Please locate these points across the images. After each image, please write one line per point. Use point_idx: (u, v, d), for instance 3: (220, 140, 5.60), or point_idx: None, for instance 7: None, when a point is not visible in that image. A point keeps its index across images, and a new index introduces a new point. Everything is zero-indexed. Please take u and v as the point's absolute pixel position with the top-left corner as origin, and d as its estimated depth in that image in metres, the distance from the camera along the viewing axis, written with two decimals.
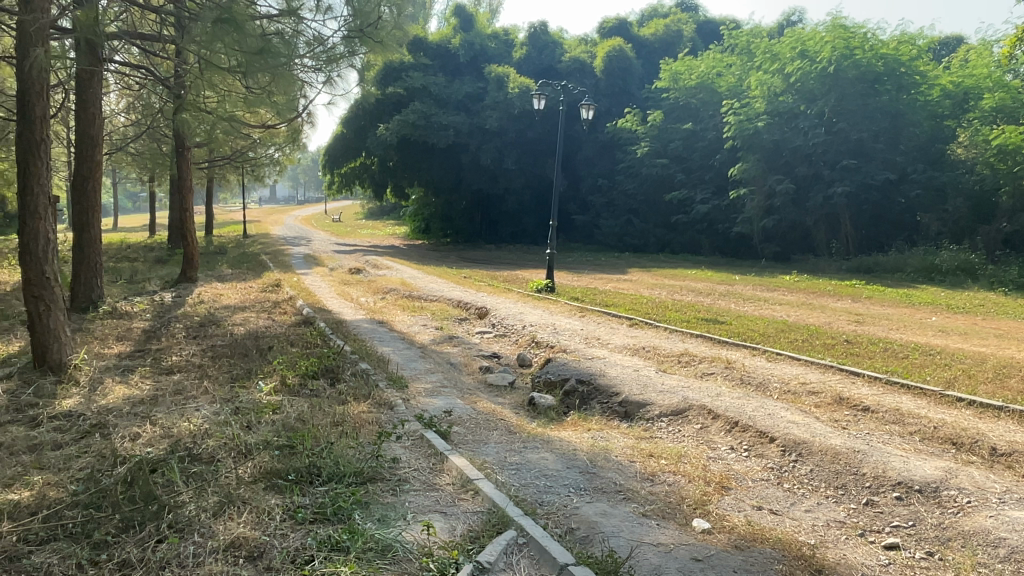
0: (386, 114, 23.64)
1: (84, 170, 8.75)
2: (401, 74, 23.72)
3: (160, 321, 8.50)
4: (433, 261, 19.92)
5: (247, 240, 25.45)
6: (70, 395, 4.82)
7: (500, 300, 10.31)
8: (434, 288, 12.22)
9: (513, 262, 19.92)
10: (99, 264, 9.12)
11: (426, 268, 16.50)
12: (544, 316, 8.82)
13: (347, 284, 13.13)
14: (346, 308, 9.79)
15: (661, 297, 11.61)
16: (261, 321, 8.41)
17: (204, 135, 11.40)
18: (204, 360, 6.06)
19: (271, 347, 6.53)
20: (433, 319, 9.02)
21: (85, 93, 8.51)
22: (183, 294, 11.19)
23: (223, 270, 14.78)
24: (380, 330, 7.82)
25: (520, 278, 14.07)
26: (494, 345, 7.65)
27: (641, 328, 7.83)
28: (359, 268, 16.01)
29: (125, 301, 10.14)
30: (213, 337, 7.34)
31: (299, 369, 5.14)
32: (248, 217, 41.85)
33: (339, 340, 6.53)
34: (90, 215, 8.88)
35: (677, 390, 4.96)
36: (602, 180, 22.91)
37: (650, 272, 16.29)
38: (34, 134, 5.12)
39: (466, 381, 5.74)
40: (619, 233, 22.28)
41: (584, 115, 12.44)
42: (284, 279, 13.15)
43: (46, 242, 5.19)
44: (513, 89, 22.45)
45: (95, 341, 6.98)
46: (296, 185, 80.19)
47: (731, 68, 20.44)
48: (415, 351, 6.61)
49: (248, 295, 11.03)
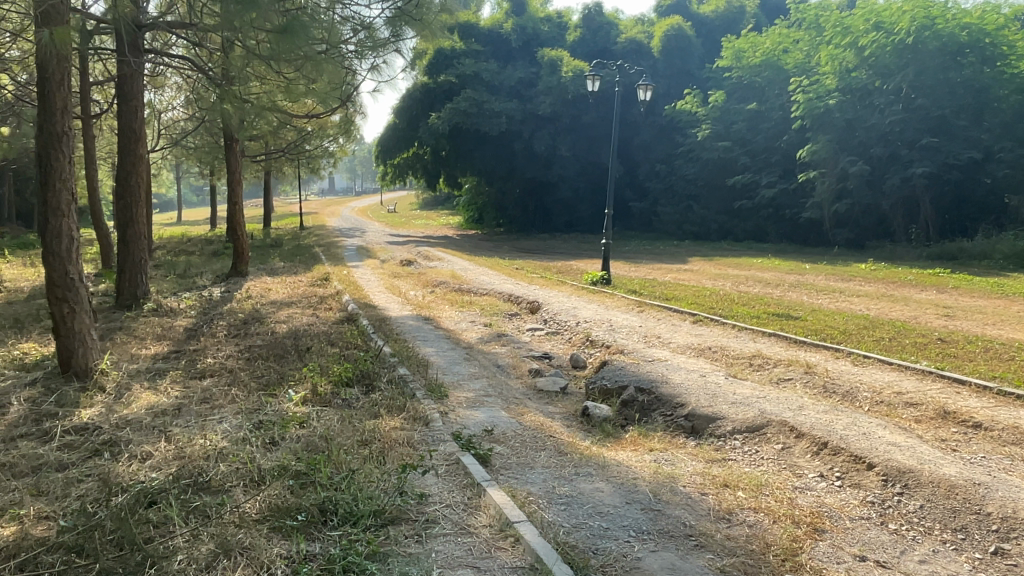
0: (438, 102, 23.30)
1: (127, 164, 8.60)
2: (453, 61, 23.32)
3: (203, 318, 8.29)
4: (486, 251, 19.53)
5: (303, 232, 25.51)
6: (93, 404, 4.54)
7: (554, 294, 9.80)
8: (486, 281, 11.78)
9: (569, 252, 19.33)
10: (144, 260, 8.96)
11: (478, 259, 16.09)
12: (600, 312, 8.27)
13: (397, 277, 12.79)
14: (393, 303, 9.41)
15: (725, 289, 10.90)
16: (304, 318, 8.10)
17: (250, 127, 11.20)
18: (238, 363, 5.73)
19: (309, 348, 6.17)
20: (481, 315, 8.57)
21: (126, 85, 8.33)
22: (232, 289, 11.04)
23: (275, 264, 14.65)
24: (425, 327, 7.40)
25: (575, 269, 13.51)
26: (546, 343, 7.15)
27: (706, 325, 7.21)
28: (411, 260, 15.68)
29: (174, 297, 10.03)
30: (254, 336, 7.04)
31: (332, 376, 4.73)
32: (306, 209, 42.22)
33: (379, 340, 6.11)
34: (134, 210, 8.74)
35: (752, 402, 4.37)
36: (661, 165, 22.07)
37: (713, 261, 15.50)
38: (55, 126, 4.85)
39: (514, 387, 5.25)
40: (678, 221, 21.46)
41: (641, 96, 11.77)
42: (333, 272, 12.90)
43: (69, 240, 4.92)
44: (567, 73, 21.78)
45: (133, 341, 6.75)
46: (354, 177, 80.86)
47: (798, 43, 19.46)
48: (460, 351, 6.15)
49: (296, 289, 10.79)
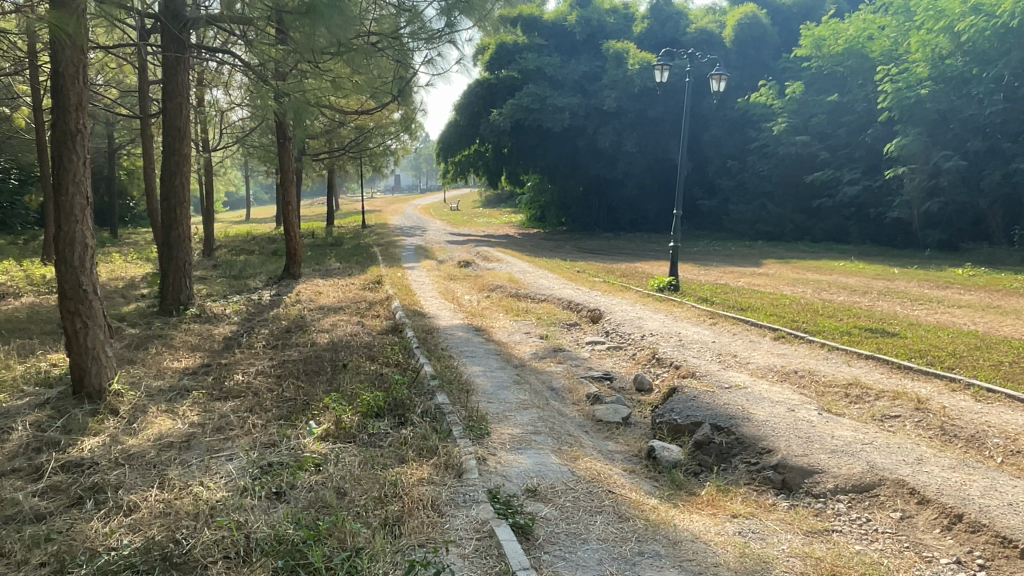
0: (499, 98, 22.82)
1: (171, 164, 8.29)
2: (515, 56, 22.84)
3: (244, 326, 7.90)
4: (548, 251, 18.89)
5: (365, 231, 25.38)
6: (100, 432, 4.10)
7: (616, 302, 9.08)
8: (545, 285, 11.14)
9: (632, 252, 18.53)
10: (188, 264, 8.66)
11: (538, 261, 15.43)
12: (668, 324, 7.50)
13: (452, 280, 12.26)
14: (444, 310, 8.84)
15: (806, 297, 9.96)
16: (349, 326, 7.61)
17: (301, 124, 10.85)
18: (267, 382, 5.24)
19: (345, 365, 5.65)
20: (537, 325, 7.92)
21: (171, 81, 8.08)
22: (283, 292, 10.71)
23: (330, 264, 14.34)
24: (474, 339, 6.79)
25: (639, 273, 12.71)
26: (607, 360, 6.44)
27: (790, 343, 6.41)
28: (468, 261, 15.15)
29: (221, 301, 9.73)
30: (293, 348, 6.59)
31: (361, 405, 4.17)
32: (369, 207, 42.26)
33: (421, 358, 5.53)
34: (178, 212, 8.45)
35: (856, 451, 3.60)
36: (732, 161, 20.96)
37: (791, 264, 14.43)
38: (68, 125, 4.46)
39: (569, 418, 4.59)
40: (751, 220, 20.34)
41: (714, 87, 10.86)
42: (386, 274, 12.46)
43: (82, 248, 4.51)
44: (633, 66, 20.94)
45: (166, 353, 6.38)
46: (419, 176, 81.10)
47: (884, 29, 17.98)
48: (509, 371, 5.52)
49: (346, 293, 10.37)
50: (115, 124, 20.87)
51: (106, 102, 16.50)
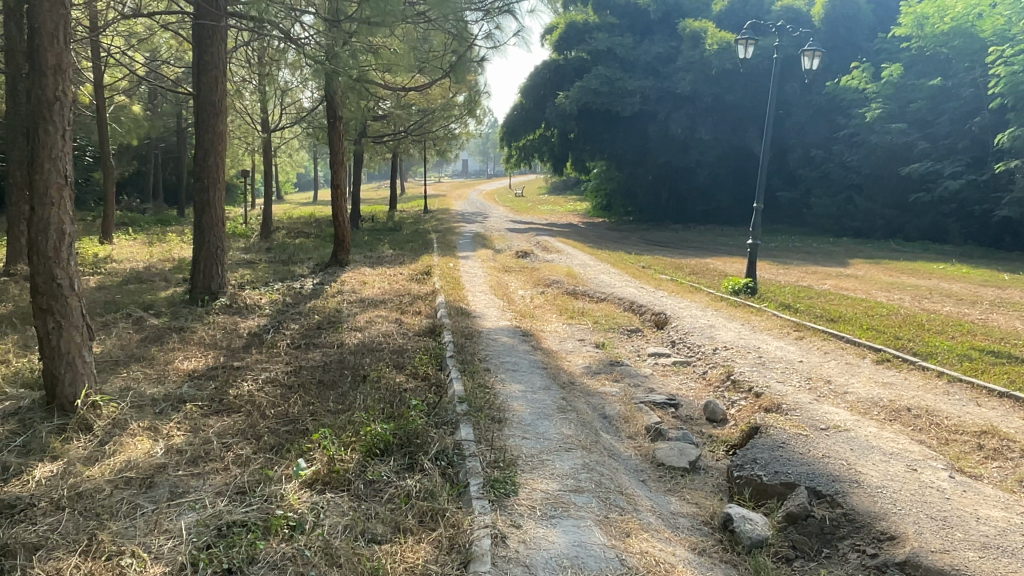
0: (567, 81, 22.20)
1: (205, 142, 7.74)
2: (585, 35, 22.11)
3: (272, 319, 7.28)
4: (613, 243, 17.94)
5: (427, 216, 24.81)
6: (60, 456, 3.45)
7: (684, 305, 8.10)
8: (606, 282, 10.23)
9: (705, 246, 17.40)
10: (221, 250, 8.08)
11: (601, 253, 14.48)
12: (746, 336, 6.50)
13: (506, 273, 11.47)
14: (492, 309, 8.02)
15: (906, 306, 8.76)
16: (384, 325, 6.88)
17: (350, 104, 10.16)
18: (273, 395, 4.52)
19: (365, 376, 4.90)
20: (593, 330, 7.03)
21: (205, 53, 7.56)
22: (327, 280, 10.10)
23: (383, 251, 13.77)
24: (519, 347, 5.97)
25: (711, 271, 11.64)
26: (672, 378, 5.52)
27: (897, 368, 5.39)
28: (526, 252, 14.33)
29: (259, 288, 9.18)
30: (317, 349, 5.89)
31: (363, 440, 3.40)
32: (433, 192, 41.66)
33: (452, 372, 4.73)
34: (211, 194, 7.87)
35: (1017, 550, 2.62)
36: (817, 150, 19.44)
37: (883, 265, 13.08)
38: (45, 92, 3.80)
39: (622, 461, 3.71)
40: (835, 215, 18.84)
41: (806, 64, 9.59)
42: (437, 264, 11.74)
43: (58, 236, 3.85)
44: (711, 46, 19.49)
45: (179, 351, 5.76)
46: (485, 161, 80.50)
47: (997, 6, 16.11)
48: (554, 392, 4.67)
49: (392, 284, 9.70)
50: (181, 103, 20.83)
51: (168, 80, 16.33)
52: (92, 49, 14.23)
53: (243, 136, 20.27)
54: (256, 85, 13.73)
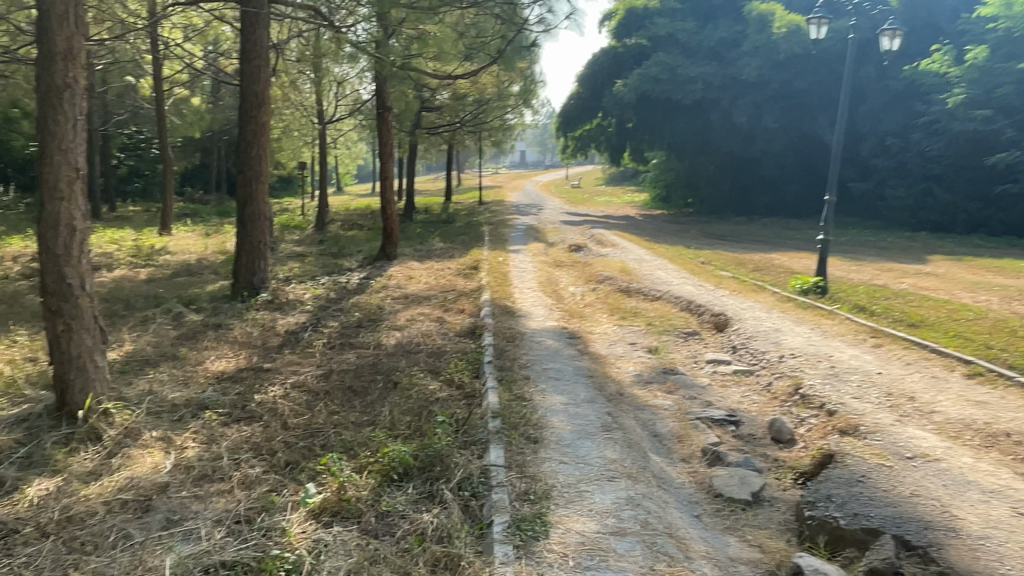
0: (626, 68, 21.72)
1: (248, 134, 7.53)
2: (645, 21, 21.50)
3: (312, 315, 7.03)
4: (672, 236, 17.29)
5: (482, 208, 24.53)
6: (60, 471, 3.21)
7: (747, 305, 7.55)
8: (663, 279, 9.70)
9: (769, 240, 16.57)
10: (265, 244, 7.84)
11: (659, 247, 13.91)
12: (816, 342, 5.94)
13: (558, 268, 11.04)
14: (541, 307, 7.61)
15: (994, 309, 7.99)
16: (425, 324, 6.55)
17: (400, 93, 9.88)
18: (297, 402, 4.23)
19: (397, 383, 4.57)
20: (647, 332, 6.55)
21: (248, 42, 7.33)
22: (373, 274, 9.87)
23: (433, 244, 13.50)
24: (565, 352, 5.55)
25: (777, 268, 10.97)
26: (733, 389, 5.02)
27: (992, 385, 4.77)
28: (580, 245, 13.86)
29: (305, 283, 8.99)
30: (353, 351, 5.61)
31: (379, 463, 3.05)
32: (489, 184, 41.52)
33: (489, 381, 4.38)
34: (254, 187, 7.64)
35: None
36: (891, 139, 18.30)
37: (965, 262, 12.13)
38: (55, 78, 3.56)
39: (673, 489, 3.27)
40: (911, 208, 17.71)
41: (886, 45, 8.69)
42: (487, 258, 11.39)
43: (68, 233, 3.62)
44: (779, 30, 18.76)
45: (211, 351, 5.56)
46: (544, 151, 79.93)
47: None
48: (601, 405, 4.24)
49: (438, 279, 9.39)
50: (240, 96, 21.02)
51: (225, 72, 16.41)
52: (152, 42, 14.39)
53: (300, 127, 20.34)
54: (310, 77, 13.65)
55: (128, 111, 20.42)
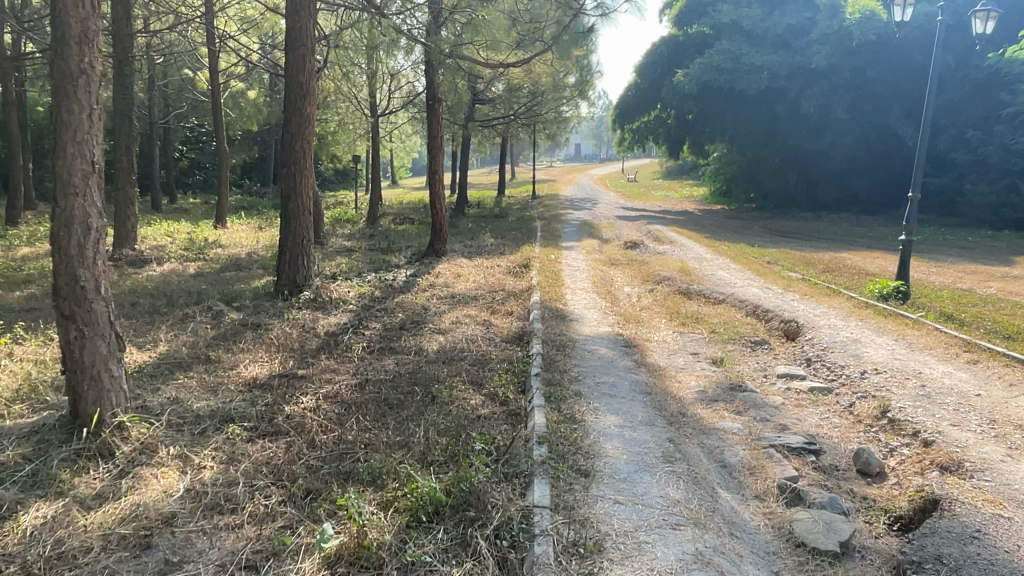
0: (687, 58, 21.18)
1: (292, 125, 7.23)
2: (708, 9, 20.82)
3: (355, 315, 6.72)
4: (732, 233, 16.55)
5: (536, 202, 24.13)
6: (61, 495, 2.92)
7: (819, 312, 6.97)
8: (725, 280, 9.14)
9: (837, 238, 15.68)
10: (308, 240, 7.53)
11: (720, 245, 13.27)
12: (901, 356, 5.35)
13: (613, 267, 10.56)
14: (594, 310, 7.17)
15: None
16: (471, 327, 6.18)
17: (450, 84, 9.50)
18: (327, 416, 3.88)
19: (436, 396, 4.20)
20: (710, 341, 6.05)
21: (292, 31, 7.06)
22: (422, 271, 9.57)
23: (484, 239, 13.15)
24: (622, 363, 5.09)
25: (848, 269, 10.25)
26: (811, 410, 4.49)
27: None
28: (636, 242, 13.32)
29: (351, 279, 8.72)
30: (393, 356, 5.26)
31: (406, 500, 2.66)
32: (544, 177, 41.10)
33: (536, 399, 3.98)
34: (298, 181, 7.33)
35: None
36: (973, 131, 17.06)
37: None
38: (69, 63, 3.29)
39: (748, 537, 2.80)
40: (995, 204, 16.33)
41: (977, 29, 7.51)
42: (538, 255, 10.99)
43: (84, 231, 3.35)
44: (853, 16, 17.77)
45: (246, 353, 5.29)
46: (600, 144, 78.91)
47: None
48: (662, 429, 3.77)
49: (488, 277, 9.03)
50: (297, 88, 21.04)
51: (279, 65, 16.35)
52: (209, 35, 14.45)
53: (354, 121, 20.25)
54: (363, 68, 13.42)
55: (188, 104, 20.71)
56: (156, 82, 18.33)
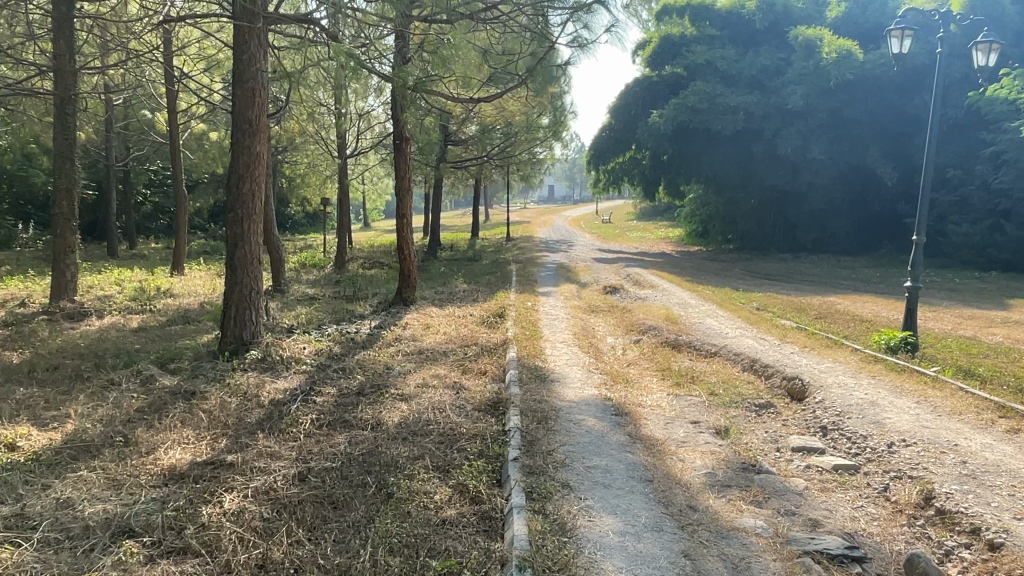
0: (661, 98, 20.95)
1: (239, 166, 6.48)
2: (682, 49, 20.71)
3: (307, 377, 5.90)
4: (713, 276, 16.05)
5: (510, 245, 23.57)
6: None
7: (824, 367, 6.32)
8: (715, 330, 8.53)
9: (822, 281, 15.21)
10: (256, 293, 6.74)
11: (704, 289, 12.70)
12: (930, 424, 4.70)
13: (593, 314, 9.90)
14: (577, 368, 6.44)
15: None
16: (439, 391, 5.41)
17: (421, 123, 8.88)
18: (251, 526, 3.09)
19: (392, 489, 3.44)
20: (711, 405, 5.34)
21: (239, 64, 6.37)
22: (388, 322, 8.82)
23: (456, 285, 12.46)
24: (614, 439, 4.35)
25: (843, 315, 9.70)
26: (841, 496, 3.77)
27: None
28: (616, 286, 12.70)
29: (309, 332, 7.93)
30: (345, 432, 4.47)
31: None
32: (518, 219, 40.71)
33: (515, 497, 3.24)
34: (246, 227, 6.56)
35: None
36: (952, 170, 16.86)
37: None
38: None
39: None
40: (979, 245, 15.99)
41: (980, 62, 7.13)
42: (514, 303, 10.31)
43: None
44: (829, 55, 17.30)
45: (170, 432, 4.47)
46: (573, 186, 79.22)
47: None
48: (670, 536, 3.04)
49: (460, 329, 8.30)
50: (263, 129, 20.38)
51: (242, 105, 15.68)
52: (168, 75, 13.77)
53: (323, 162, 19.59)
54: (330, 109, 12.80)
55: (149, 146, 19.93)
56: (113, 123, 17.54)
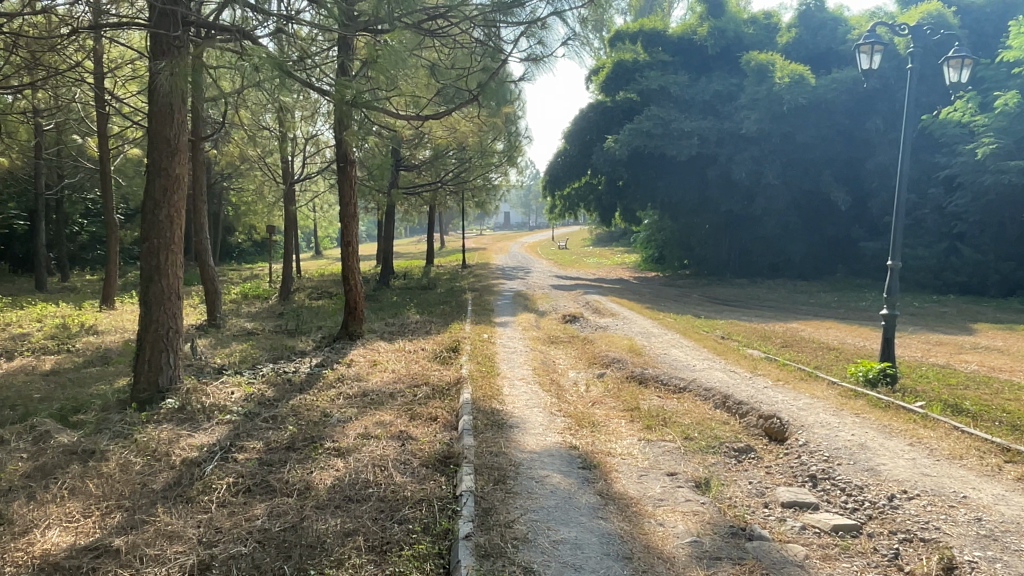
0: (615, 123, 20.71)
1: (155, 189, 5.76)
2: (635, 75, 20.59)
3: (231, 429, 5.18)
4: (673, 302, 15.68)
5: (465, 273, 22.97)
6: None
7: (803, 405, 5.84)
8: (681, 362, 8.04)
9: (783, 306, 14.97)
10: (174, 332, 6.00)
11: (666, 316, 12.27)
12: (932, 471, 4.21)
13: (553, 346, 9.34)
14: (537, 410, 5.85)
15: None
16: (382, 443, 4.75)
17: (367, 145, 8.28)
18: None
19: None
20: (687, 453, 4.79)
21: (154, 76, 5.68)
22: (330, 359, 8.11)
23: (407, 316, 11.78)
24: (581, 503, 3.76)
25: (811, 343, 9.32)
26: (852, 567, 3.22)
27: None
28: (575, 315, 12.17)
29: (242, 373, 7.18)
30: (265, 500, 3.78)
31: None
32: (474, 246, 40.16)
33: None
34: (162, 258, 5.84)
35: None
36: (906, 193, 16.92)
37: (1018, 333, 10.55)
38: None
39: None
40: (934, 268, 16.02)
41: (952, 79, 6.86)
42: (469, 335, 9.69)
43: None
44: (781, 79, 17.58)
45: (51, 506, 3.71)
46: (528, 212, 79.17)
47: None
48: None
49: (410, 366, 7.65)
50: None
51: None
52: (98, 96, 12.89)
53: (268, 189, 18.77)
54: (273, 131, 12.10)
55: (82, 173, 18.83)
56: (41, 148, 16.48)
